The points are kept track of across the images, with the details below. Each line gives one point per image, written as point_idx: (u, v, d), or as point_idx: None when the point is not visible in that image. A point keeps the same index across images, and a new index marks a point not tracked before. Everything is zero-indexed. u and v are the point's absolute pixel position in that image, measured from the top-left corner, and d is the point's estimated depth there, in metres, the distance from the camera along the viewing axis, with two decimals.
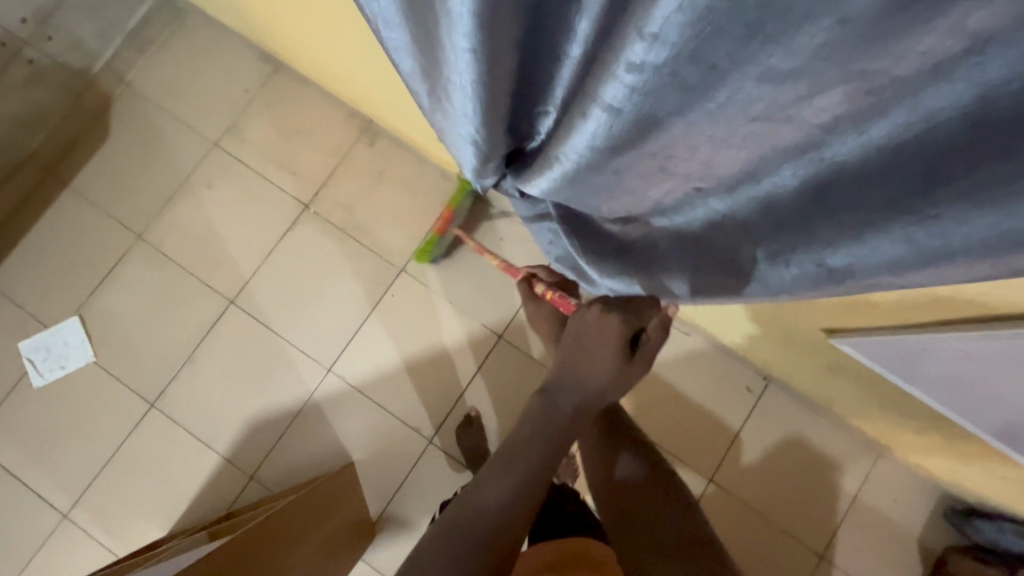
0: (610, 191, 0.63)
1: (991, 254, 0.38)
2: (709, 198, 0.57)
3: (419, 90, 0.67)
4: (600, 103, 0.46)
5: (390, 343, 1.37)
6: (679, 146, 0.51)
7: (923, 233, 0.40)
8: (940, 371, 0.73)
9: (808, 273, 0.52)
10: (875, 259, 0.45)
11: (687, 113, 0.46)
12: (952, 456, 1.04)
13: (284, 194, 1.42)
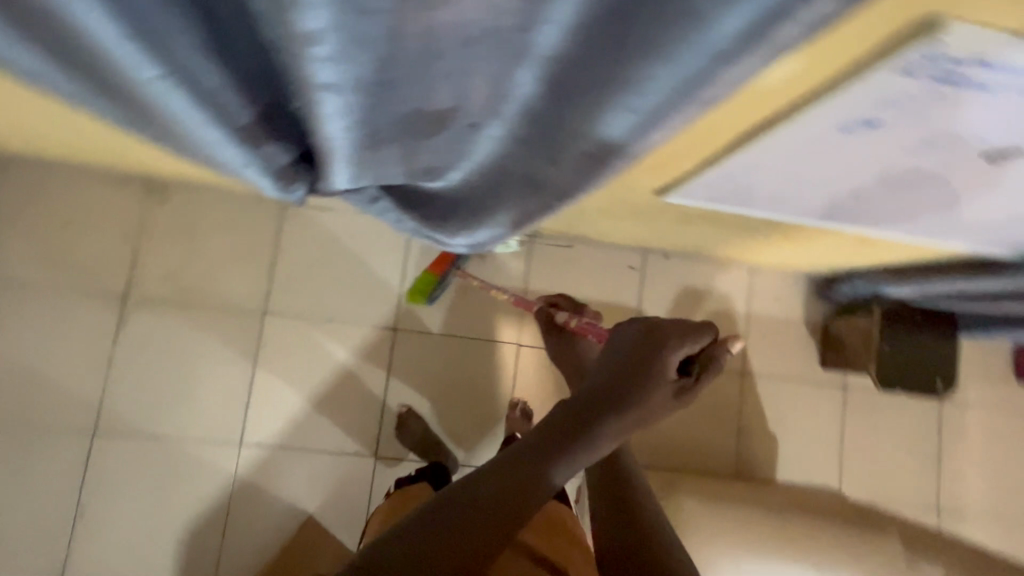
0: (400, 157, 0.62)
1: (698, 90, 0.42)
2: (485, 129, 0.57)
3: (143, 134, 0.58)
4: (318, 86, 0.43)
5: (290, 388, 1.29)
6: (425, 93, 0.49)
7: (642, 92, 0.44)
8: (748, 190, 0.83)
9: (591, 160, 0.56)
10: (628, 127, 0.49)
11: (409, 63, 0.44)
12: (794, 246, 1.20)
13: (97, 295, 1.24)
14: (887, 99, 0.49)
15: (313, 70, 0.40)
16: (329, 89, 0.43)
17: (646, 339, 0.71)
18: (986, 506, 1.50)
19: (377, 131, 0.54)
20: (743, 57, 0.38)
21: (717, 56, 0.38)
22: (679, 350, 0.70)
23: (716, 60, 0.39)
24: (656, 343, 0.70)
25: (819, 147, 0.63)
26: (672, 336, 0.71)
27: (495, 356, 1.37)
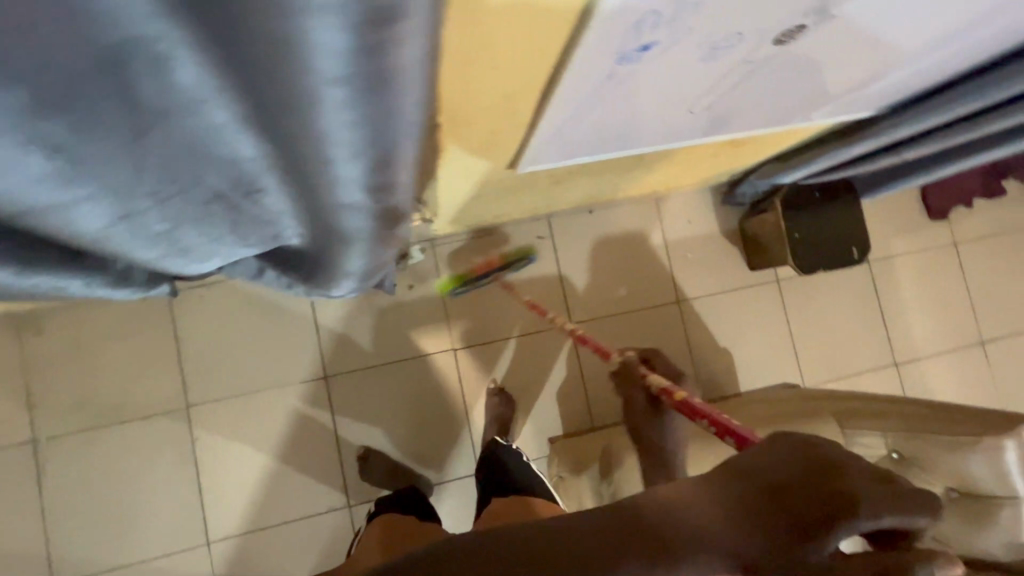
0: (203, 233, 0.57)
1: (374, 112, 0.34)
2: (259, 197, 0.52)
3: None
4: (22, 217, 0.40)
5: (242, 470, 1.25)
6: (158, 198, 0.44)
7: (333, 136, 0.37)
8: (587, 138, 0.82)
9: (364, 200, 0.50)
10: (356, 162, 0.42)
11: (96, 186, 0.39)
12: (678, 167, 1.19)
13: (4, 450, 1.17)
14: (640, 22, 0.51)
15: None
16: (36, 218, 0.40)
17: (809, 461, 0.41)
18: (933, 341, 1.58)
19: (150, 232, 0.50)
20: (382, 78, 0.31)
21: (359, 87, 0.31)
22: (890, 497, 0.37)
23: (363, 89, 0.31)
24: (887, 494, 0.37)
25: (615, 81, 0.62)
26: (876, 481, 0.38)
27: (435, 368, 1.35)
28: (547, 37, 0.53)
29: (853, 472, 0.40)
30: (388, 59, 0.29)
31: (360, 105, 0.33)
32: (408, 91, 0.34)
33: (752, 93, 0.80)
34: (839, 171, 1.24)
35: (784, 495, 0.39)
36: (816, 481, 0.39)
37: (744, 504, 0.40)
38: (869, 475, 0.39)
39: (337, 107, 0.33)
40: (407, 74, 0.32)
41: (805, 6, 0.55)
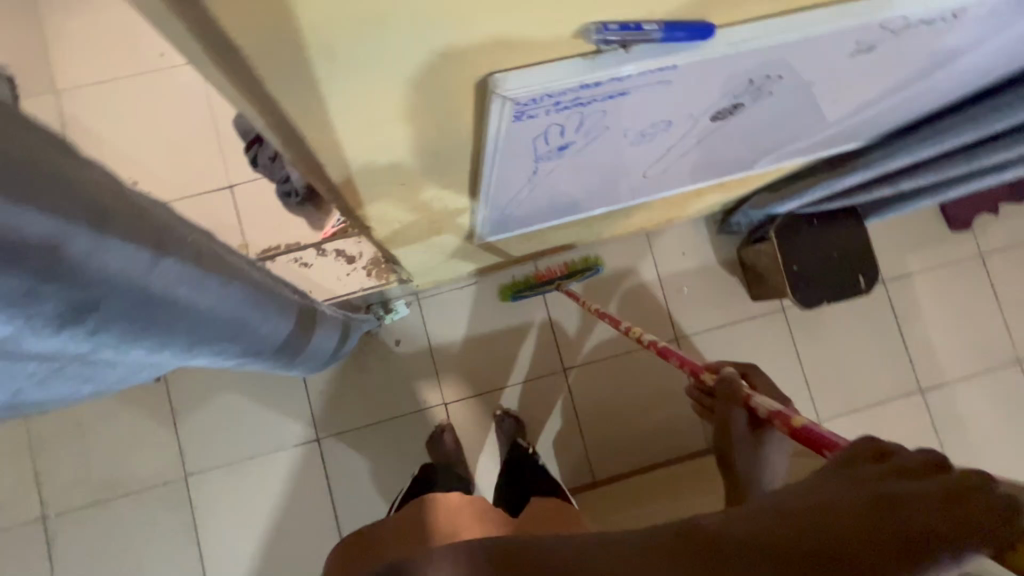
0: (121, 377, 0.58)
1: (154, 325, 0.37)
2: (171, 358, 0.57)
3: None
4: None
5: (242, 535, 1.26)
6: (86, 383, 0.53)
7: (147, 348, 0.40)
8: (539, 210, 0.78)
9: (229, 340, 0.48)
10: (192, 348, 0.44)
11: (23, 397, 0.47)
12: (659, 209, 1.13)
13: (15, 529, 1.20)
14: (542, 134, 0.47)
15: None
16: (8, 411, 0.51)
17: (881, 492, 0.34)
18: (963, 363, 1.46)
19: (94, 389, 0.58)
20: (120, 313, 0.33)
21: (109, 329, 0.33)
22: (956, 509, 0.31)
23: (115, 327, 0.34)
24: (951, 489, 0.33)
25: (542, 173, 0.59)
26: (989, 501, 0.31)
27: (429, 425, 1.32)
28: (454, 153, 0.49)
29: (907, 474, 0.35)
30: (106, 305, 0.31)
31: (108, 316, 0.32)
32: (167, 299, 0.36)
33: (712, 152, 0.74)
34: (836, 199, 1.16)
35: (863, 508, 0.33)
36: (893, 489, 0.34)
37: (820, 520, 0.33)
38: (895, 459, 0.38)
39: (87, 332, 0.32)
40: (142, 298, 0.34)
41: (730, 91, 0.50)
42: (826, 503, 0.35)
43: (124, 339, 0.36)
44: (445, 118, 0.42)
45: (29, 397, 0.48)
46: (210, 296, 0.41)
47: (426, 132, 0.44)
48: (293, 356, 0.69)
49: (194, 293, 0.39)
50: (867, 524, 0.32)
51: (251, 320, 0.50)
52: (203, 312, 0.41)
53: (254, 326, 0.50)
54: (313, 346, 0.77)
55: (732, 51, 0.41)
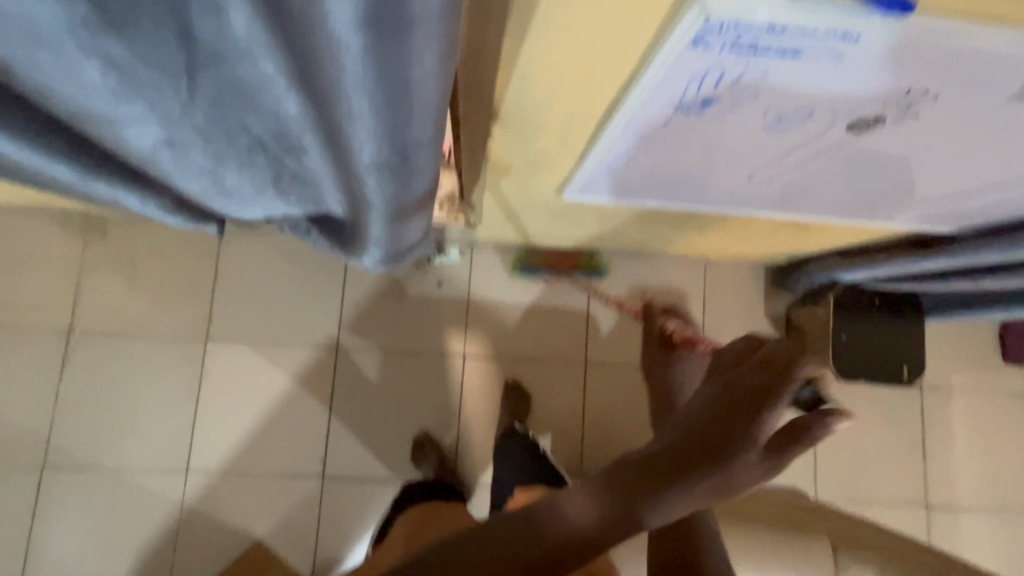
0: (244, 177, 0.61)
1: (393, 84, 0.34)
2: (308, 155, 0.55)
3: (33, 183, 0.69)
4: (140, 143, 0.48)
5: (238, 411, 1.28)
6: (234, 140, 0.51)
7: (355, 112, 0.37)
8: (637, 180, 0.80)
9: (397, 161, 0.45)
10: (376, 146, 0.42)
11: (188, 122, 0.45)
12: (732, 235, 1.14)
13: (40, 333, 1.25)
14: (701, 75, 0.50)
15: (116, 131, 0.45)
16: (154, 147, 0.48)
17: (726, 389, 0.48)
18: (974, 494, 1.42)
19: (217, 167, 0.56)
20: (395, 45, 0.31)
21: (373, 55, 0.31)
22: (790, 440, 0.45)
23: (375, 57, 0.31)
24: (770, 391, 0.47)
25: (668, 127, 0.61)
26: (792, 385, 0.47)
27: (442, 371, 1.34)
28: (611, 70, 0.52)
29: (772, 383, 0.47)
30: (401, 21, 0.29)
31: (385, 38, 0.30)
32: (423, 67, 0.33)
33: (823, 175, 0.76)
34: (905, 283, 1.15)
35: (721, 406, 0.47)
36: (752, 396, 0.46)
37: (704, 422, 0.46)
38: (765, 356, 0.49)
39: (360, 45, 0.30)
40: (419, 45, 0.31)
41: (884, 96, 0.52)
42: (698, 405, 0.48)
43: (364, 82, 0.33)
44: (629, 21, 0.45)
45: (181, 154, 0.51)
46: (421, 134, 0.42)
47: (604, 32, 0.47)
48: (394, 231, 0.67)
49: (433, 83, 0.36)
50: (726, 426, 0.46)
51: (420, 162, 0.47)
52: (404, 141, 0.43)
53: (409, 187, 0.52)
54: (403, 240, 0.74)
55: (917, 41, 0.43)
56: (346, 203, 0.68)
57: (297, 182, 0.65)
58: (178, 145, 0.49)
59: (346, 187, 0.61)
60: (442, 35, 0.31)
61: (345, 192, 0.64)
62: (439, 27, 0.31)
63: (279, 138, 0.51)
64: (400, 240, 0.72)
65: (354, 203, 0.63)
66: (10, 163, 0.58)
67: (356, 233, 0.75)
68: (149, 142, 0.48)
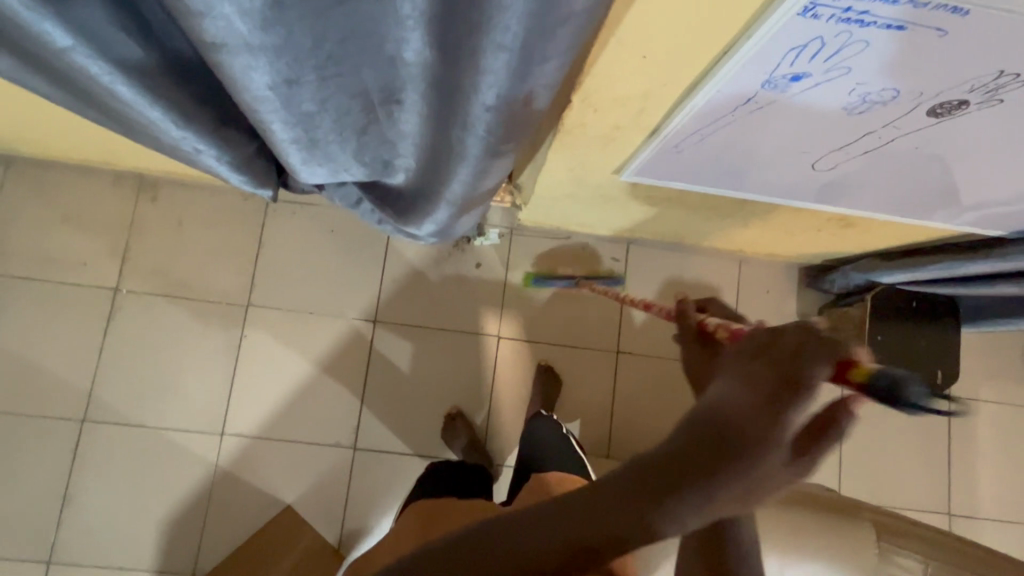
0: (332, 134, 0.63)
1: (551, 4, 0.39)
2: (404, 107, 0.58)
3: (115, 127, 0.70)
4: (256, 87, 0.49)
5: (274, 377, 1.30)
6: (340, 86, 0.54)
7: (502, 32, 0.41)
8: (698, 163, 0.82)
9: (512, 94, 0.50)
10: (503, 73, 0.46)
11: (313, 60, 0.48)
12: (776, 229, 1.16)
13: (87, 289, 1.28)
14: (801, 45, 0.51)
15: (241, 71, 0.46)
16: (268, 92, 0.50)
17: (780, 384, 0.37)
18: (998, 506, 1.42)
19: (314, 116, 0.58)
20: None
21: None
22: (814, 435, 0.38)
23: None
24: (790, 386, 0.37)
25: (749, 104, 0.63)
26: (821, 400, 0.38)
27: (476, 351, 1.35)
28: (710, 39, 0.54)
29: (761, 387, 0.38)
30: None
31: None
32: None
33: (884, 165, 0.77)
34: (946, 285, 1.15)
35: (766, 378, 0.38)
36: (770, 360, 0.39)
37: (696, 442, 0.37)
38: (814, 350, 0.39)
39: None
40: None
41: (975, 79, 0.53)
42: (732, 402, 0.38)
43: None
44: None
45: (289, 98, 0.53)
46: (548, 69, 0.47)
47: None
48: (469, 191, 0.70)
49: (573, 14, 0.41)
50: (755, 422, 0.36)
51: (527, 101, 0.52)
52: (529, 71, 0.47)
53: (512, 131, 0.56)
54: (468, 206, 0.77)
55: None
56: (422, 163, 0.70)
57: (378, 141, 0.67)
58: (293, 86, 0.51)
59: (431, 141, 0.64)
60: None
61: (427, 148, 0.66)
62: None
63: (384, 86, 0.55)
64: (471, 201, 0.75)
65: (437, 156, 0.66)
66: (111, 100, 0.60)
67: (425, 195, 0.77)
68: (266, 87, 0.49)
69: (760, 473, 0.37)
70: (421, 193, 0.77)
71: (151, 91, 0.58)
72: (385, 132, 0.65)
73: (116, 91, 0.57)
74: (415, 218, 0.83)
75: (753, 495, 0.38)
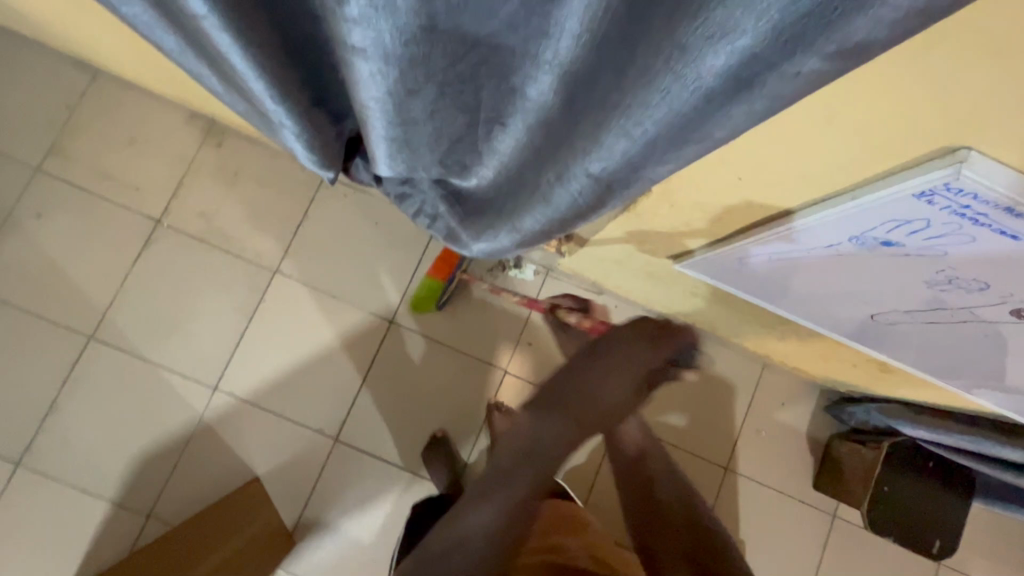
0: (427, 138, 0.64)
1: (692, 125, 0.41)
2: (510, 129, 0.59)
3: (213, 84, 0.71)
4: (369, 79, 0.49)
5: (278, 348, 1.31)
6: (457, 91, 0.55)
7: (634, 124, 0.43)
8: (756, 276, 0.80)
9: (615, 178, 0.51)
10: (612, 159, 0.48)
11: (448, 66, 0.50)
12: (812, 352, 1.12)
13: (132, 214, 1.31)
14: (905, 220, 0.49)
15: (355, 61, 0.47)
16: (387, 92, 0.52)
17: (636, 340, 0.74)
18: None
19: (412, 113, 0.57)
20: (742, 93, 0.37)
21: (710, 88, 0.38)
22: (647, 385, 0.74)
23: (710, 91, 0.38)
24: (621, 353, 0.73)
25: (827, 249, 0.62)
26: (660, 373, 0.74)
27: (481, 379, 1.34)
28: (813, 187, 0.53)
29: (604, 345, 0.73)
30: (757, 82, 0.36)
31: (731, 86, 0.37)
32: (714, 113, 0.39)
33: (942, 336, 0.74)
34: (968, 456, 1.10)
35: (575, 364, 0.74)
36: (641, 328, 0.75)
37: (551, 385, 0.74)
38: (657, 326, 0.75)
39: (712, 81, 0.37)
40: (749, 109, 0.38)
41: None
42: (565, 368, 0.75)
43: (675, 102, 0.39)
44: (869, 151, 0.45)
45: (402, 103, 0.55)
46: (661, 171, 0.48)
47: (832, 154, 0.48)
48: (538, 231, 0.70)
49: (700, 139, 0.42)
50: (558, 383, 0.74)
51: (625, 192, 0.53)
52: (643, 165, 0.48)
53: (601, 206, 0.57)
54: (531, 243, 0.76)
55: None
56: (503, 180, 0.71)
57: (469, 150, 0.68)
58: (412, 93, 0.53)
59: (523, 167, 0.65)
60: (734, 103, 0.38)
61: (515, 171, 0.68)
62: (738, 98, 0.38)
63: (498, 107, 0.57)
64: (537, 240, 0.74)
65: (523, 183, 0.66)
66: (223, 63, 0.62)
67: (497, 209, 0.77)
68: (385, 89, 0.51)
69: (556, 419, 0.72)
70: (492, 205, 0.78)
71: (264, 66, 0.60)
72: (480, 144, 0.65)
73: (232, 60, 0.59)
74: (476, 230, 0.83)
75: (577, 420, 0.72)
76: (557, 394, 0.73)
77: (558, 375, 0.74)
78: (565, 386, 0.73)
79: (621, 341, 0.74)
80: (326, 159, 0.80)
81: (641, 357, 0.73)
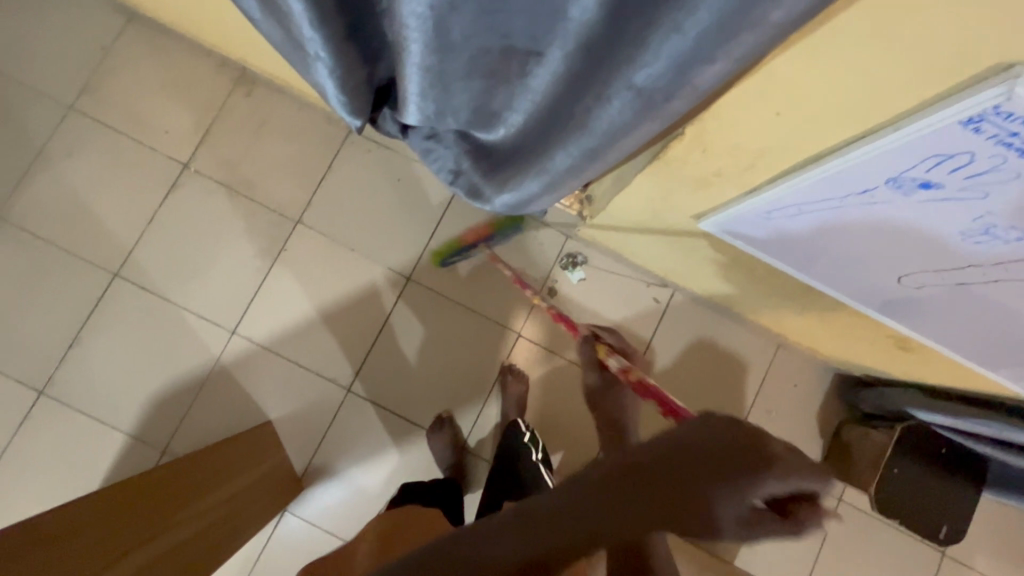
0: (461, 71, 0.63)
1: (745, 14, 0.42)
2: (545, 59, 0.59)
3: (253, 9, 0.72)
4: None
5: (296, 296, 1.32)
6: (497, 12, 0.54)
7: (689, 15, 0.44)
8: (781, 234, 0.79)
9: (662, 87, 0.52)
10: (659, 65, 0.49)
11: None
12: (830, 327, 1.11)
13: (161, 156, 1.33)
14: (948, 154, 0.49)
15: None
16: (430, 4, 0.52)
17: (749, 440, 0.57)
18: None
19: (450, 37, 0.57)
20: None
21: None
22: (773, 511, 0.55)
23: None
24: (732, 452, 0.56)
25: (860, 197, 0.61)
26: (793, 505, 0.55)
27: (494, 341, 1.35)
28: (855, 120, 0.52)
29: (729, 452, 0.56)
30: None
31: None
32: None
33: (967, 303, 0.73)
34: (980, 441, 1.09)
35: (681, 453, 0.58)
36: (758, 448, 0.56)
37: (645, 466, 0.58)
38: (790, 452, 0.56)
39: None
40: None
41: None
42: (655, 457, 0.58)
43: None
44: (918, 74, 0.45)
45: (443, 21, 0.55)
46: (709, 73, 0.49)
47: (879, 80, 0.47)
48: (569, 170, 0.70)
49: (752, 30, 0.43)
50: (645, 471, 0.57)
51: (669, 104, 0.54)
52: (689, 70, 0.49)
53: (641, 125, 0.58)
54: (559, 188, 0.76)
55: None
56: (531, 122, 0.71)
57: (500, 87, 0.67)
58: (454, 8, 0.53)
59: (556, 104, 0.65)
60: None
61: (546, 109, 0.67)
62: None
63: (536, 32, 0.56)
64: (565, 183, 0.75)
65: (558, 117, 0.67)
66: None
67: (524, 154, 0.77)
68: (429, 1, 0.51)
69: (636, 501, 0.57)
70: (519, 152, 0.78)
71: None
72: (513, 79, 0.65)
73: None
74: (500, 181, 0.83)
75: (664, 514, 0.57)
76: (641, 473, 0.57)
77: (652, 458, 0.58)
78: (648, 475, 0.57)
79: (727, 445, 0.57)
80: (355, 101, 0.81)
81: (768, 476, 0.55)
